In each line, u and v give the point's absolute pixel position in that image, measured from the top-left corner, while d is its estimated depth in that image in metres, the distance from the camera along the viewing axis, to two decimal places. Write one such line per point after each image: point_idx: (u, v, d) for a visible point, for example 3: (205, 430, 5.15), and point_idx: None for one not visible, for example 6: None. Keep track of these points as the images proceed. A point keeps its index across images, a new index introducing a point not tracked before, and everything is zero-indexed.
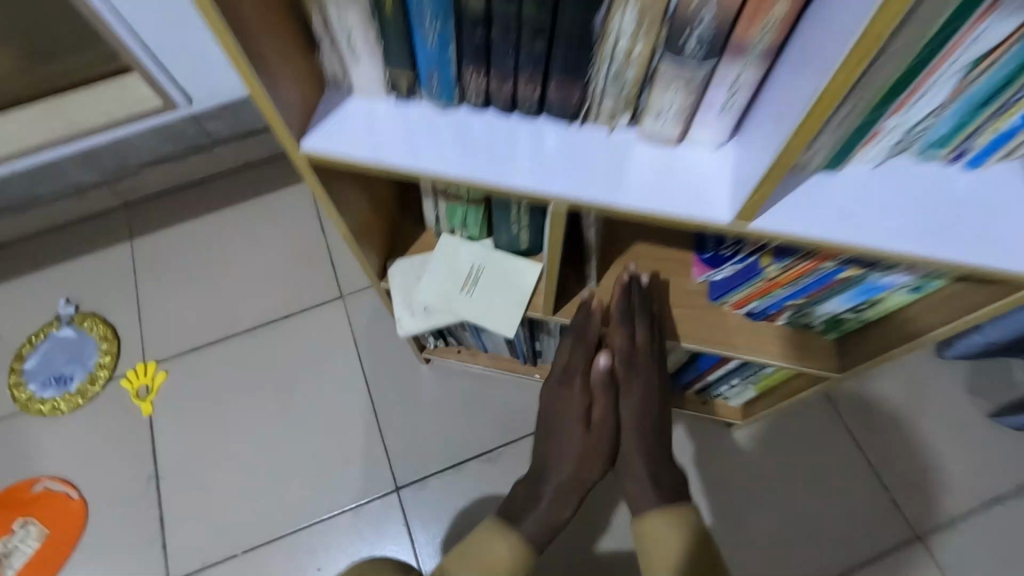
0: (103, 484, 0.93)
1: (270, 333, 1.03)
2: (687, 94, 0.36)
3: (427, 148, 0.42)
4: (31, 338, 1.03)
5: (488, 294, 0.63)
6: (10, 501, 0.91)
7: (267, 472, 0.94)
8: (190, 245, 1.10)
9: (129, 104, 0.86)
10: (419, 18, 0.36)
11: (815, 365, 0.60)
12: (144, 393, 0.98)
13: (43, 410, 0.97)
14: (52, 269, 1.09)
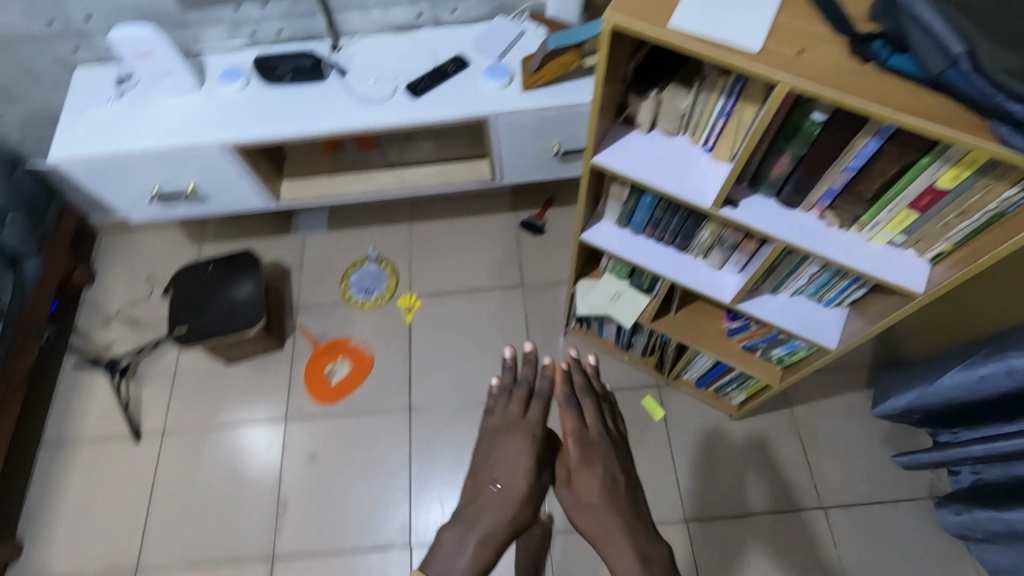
0: (381, 352, 1.70)
1: (478, 294, 1.78)
2: (721, 256, 1.06)
3: (626, 248, 1.13)
4: (352, 264, 1.85)
5: (621, 305, 1.32)
6: (337, 346, 1.72)
7: (465, 368, 1.68)
8: (442, 234, 1.88)
9: (475, 176, 1.45)
10: (638, 212, 1.08)
11: (770, 377, 1.26)
12: (408, 310, 1.76)
13: (356, 304, 1.78)
14: (366, 228, 1.91)
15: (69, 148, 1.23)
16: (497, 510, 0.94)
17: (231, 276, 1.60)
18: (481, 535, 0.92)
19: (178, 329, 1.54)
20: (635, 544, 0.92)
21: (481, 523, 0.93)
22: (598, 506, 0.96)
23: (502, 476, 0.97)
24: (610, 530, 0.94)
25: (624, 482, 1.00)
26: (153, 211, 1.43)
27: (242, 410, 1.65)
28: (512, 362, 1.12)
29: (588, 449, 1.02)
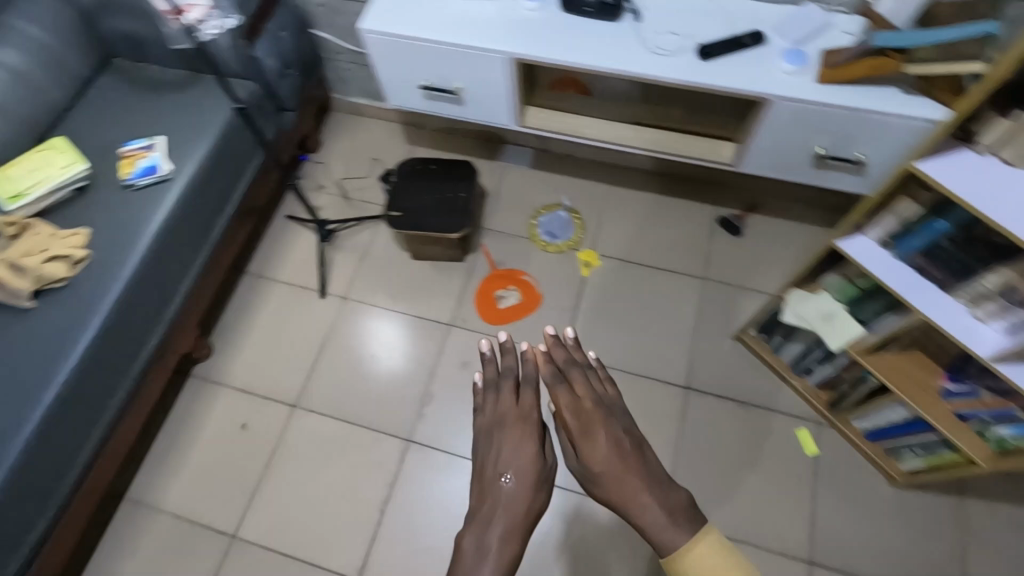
0: (551, 295, 1.75)
1: (658, 272, 1.77)
2: (997, 309, 0.97)
3: (883, 269, 1.07)
4: (545, 207, 1.90)
5: (837, 325, 1.26)
6: (512, 275, 1.79)
7: (627, 336, 1.67)
8: (638, 204, 1.88)
9: (715, 155, 1.42)
10: (918, 235, 1.02)
11: (976, 455, 1.16)
12: (586, 265, 1.79)
13: (540, 244, 1.83)
14: (566, 176, 1.95)
15: (381, 24, 1.35)
16: (509, 506, 0.91)
17: (447, 180, 1.68)
18: (503, 527, 0.90)
19: (391, 213, 1.64)
20: (653, 505, 0.89)
21: (498, 521, 0.90)
22: (614, 480, 0.91)
23: (507, 470, 0.93)
24: (629, 497, 0.90)
25: (631, 444, 0.95)
26: (413, 101, 1.53)
27: (414, 304, 1.77)
28: (491, 359, 1.08)
29: (588, 417, 0.96)
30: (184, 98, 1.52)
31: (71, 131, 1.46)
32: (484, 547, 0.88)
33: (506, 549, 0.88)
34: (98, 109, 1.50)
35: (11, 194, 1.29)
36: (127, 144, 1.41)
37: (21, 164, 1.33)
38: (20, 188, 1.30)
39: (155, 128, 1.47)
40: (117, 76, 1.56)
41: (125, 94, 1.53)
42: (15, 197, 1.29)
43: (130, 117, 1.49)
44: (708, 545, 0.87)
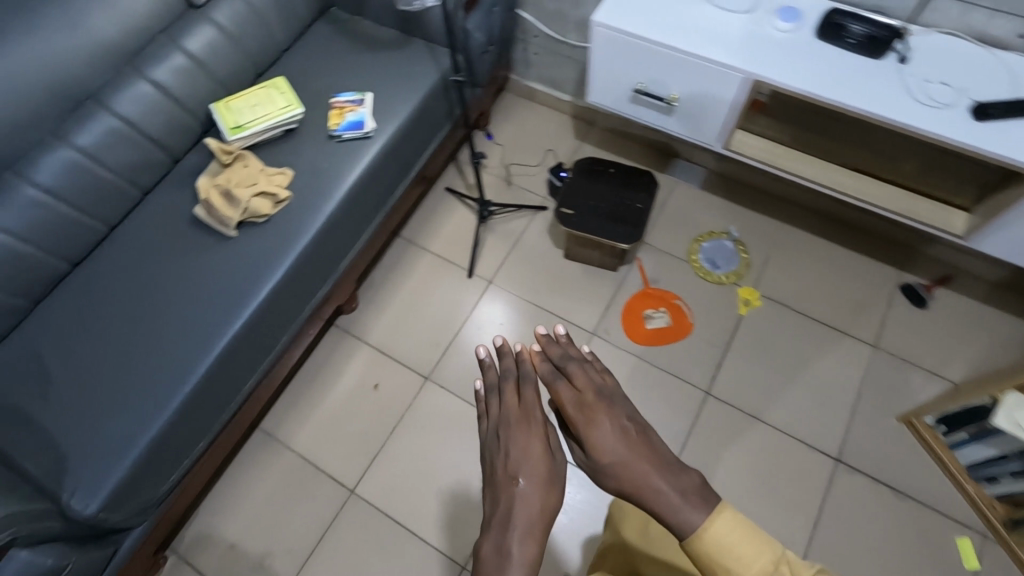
0: (703, 326, 1.66)
1: (822, 327, 1.64)
2: None
3: None
4: (710, 231, 1.80)
5: None
6: (664, 296, 1.71)
7: (777, 388, 1.57)
8: (812, 249, 1.75)
9: (945, 224, 1.29)
10: None
11: None
12: (746, 303, 1.69)
13: (698, 270, 1.74)
14: (738, 204, 1.84)
15: (619, 20, 1.29)
16: (523, 506, 0.73)
17: (625, 186, 1.62)
18: (518, 532, 0.71)
19: (562, 210, 1.59)
20: (667, 487, 0.70)
21: (510, 522, 0.72)
22: (625, 464, 0.73)
23: (516, 466, 0.77)
24: (636, 479, 0.72)
25: (637, 429, 0.77)
26: (620, 102, 1.47)
27: (558, 304, 1.73)
28: (489, 364, 0.95)
29: (586, 405, 0.81)
30: (391, 58, 1.54)
31: (286, 72, 1.51)
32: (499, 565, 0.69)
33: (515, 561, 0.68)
34: (311, 55, 1.54)
35: (232, 126, 1.35)
36: (337, 95, 1.44)
37: (245, 99, 1.38)
38: (242, 121, 1.35)
39: (362, 84, 1.49)
40: (331, 26, 1.60)
41: (337, 44, 1.57)
42: (237, 129, 1.34)
43: (340, 68, 1.52)
44: (731, 529, 0.65)
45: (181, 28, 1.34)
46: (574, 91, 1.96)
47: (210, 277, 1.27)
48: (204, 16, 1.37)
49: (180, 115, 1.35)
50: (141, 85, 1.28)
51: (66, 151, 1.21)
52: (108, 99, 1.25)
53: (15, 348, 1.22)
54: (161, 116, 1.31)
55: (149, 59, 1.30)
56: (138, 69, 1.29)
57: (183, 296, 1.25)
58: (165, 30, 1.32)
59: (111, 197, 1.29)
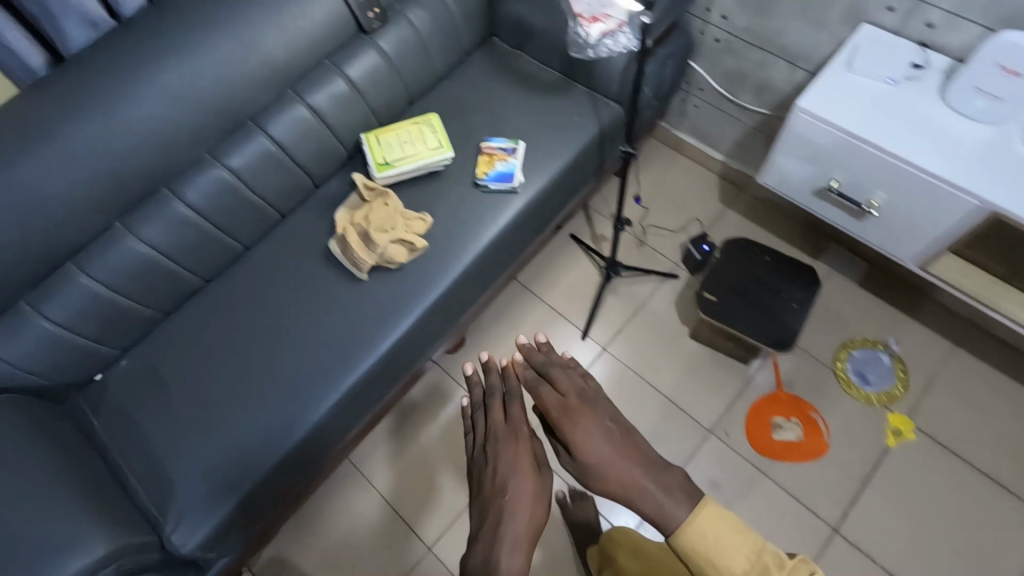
0: (839, 449, 1.47)
1: (987, 483, 1.40)
2: None
3: None
4: (864, 339, 1.58)
5: None
6: (798, 405, 1.52)
7: (921, 546, 1.36)
8: (986, 385, 1.50)
9: None
10: None
11: None
12: (895, 432, 1.47)
13: (842, 383, 1.53)
14: (900, 313, 1.61)
15: (827, 106, 1.13)
16: (512, 517, 0.78)
17: (781, 280, 1.43)
18: (507, 542, 0.76)
19: (704, 294, 1.43)
20: (644, 485, 0.75)
21: (500, 534, 0.76)
22: (610, 467, 0.77)
23: (507, 480, 0.82)
24: (617, 483, 0.76)
25: (617, 429, 0.81)
26: (800, 191, 1.30)
27: (675, 389, 1.58)
28: (477, 380, 1.02)
29: (568, 405, 0.84)
30: (549, 105, 1.43)
31: (440, 105, 1.43)
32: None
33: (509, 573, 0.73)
34: (467, 88, 1.46)
35: (380, 162, 1.28)
36: (489, 140, 1.35)
37: (396, 134, 1.31)
38: (391, 159, 1.28)
39: (516, 130, 1.39)
40: (491, 58, 1.51)
41: (495, 80, 1.47)
42: (384, 166, 1.27)
43: (494, 108, 1.42)
44: (715, 528, 0.72)
45: (346, 52, 1.29)
46: (730, 152, 1.77)
47: (334, 320, 1.22)
48: (370, 41, 1.30)
49: (330, 142, 1.30)
50: (298, 109, 1.24)
51: (217, 171, 1.19)
52: (265, 121, 1.21)
53: (142, 359, 1.22)
54: (313, 142, 1.27)
55: (310, 83, 1.25)
56: (298, 92, 1.25)
57: (305, 334, 1.21)
58: (330, 54, 1.26)
59: (251, 219, 1.26)
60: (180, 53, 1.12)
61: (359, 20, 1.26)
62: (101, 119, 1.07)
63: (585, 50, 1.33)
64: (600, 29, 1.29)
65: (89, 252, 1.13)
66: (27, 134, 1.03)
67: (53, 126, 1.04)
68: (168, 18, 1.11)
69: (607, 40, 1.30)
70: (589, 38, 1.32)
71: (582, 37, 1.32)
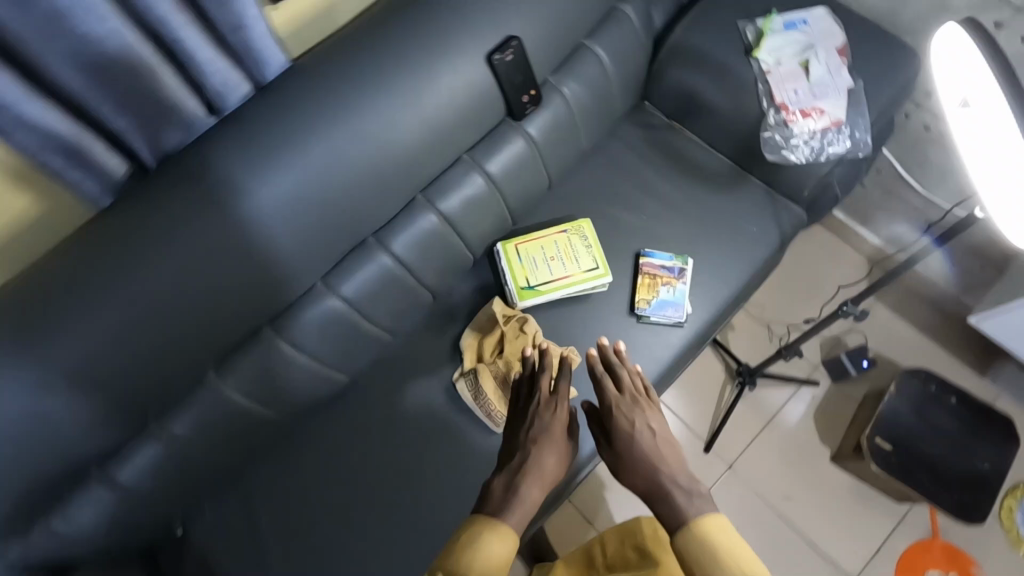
0: None
1: None
2: None
3: None
4: None
5: None
6: (956, 559, 1.33)
7: None
8: None
9: None
10: None
11: None
12: None
13: (1013, 535, 1.33)
14: None
15: None
16: (536, 476, 0.80)
17: (966, 432, 1.22)
18: (528, 480, 0.79)
19: (875, 440, 1.22)
20: (670, 475, 0.80)
21: (523, 478, 0.79)
22: (646, 463, 0.82)
23: (539, 442, 0.84)
24: (647, 469, 0.81)
25: (659, 427, 0.87)
26: (1016, 346, 1.12)
27: (814, 524, 1.39)
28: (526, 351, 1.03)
29: (626, 405, 0.88)
30: (719, 204, 1.15)
31: (584, 194, 1.16)
32: (490, 534, 0.71)
33: (523, 492, 0.77)
34: (617, 171, 1.18)
35: (522, 286, 1.05)
36: (649, 254, 1.10)
37: (540, 247, 1.07)
38: (536, 283, 1.04)
39: (678, 237, 1.13)
40: (642, 131, 1.22)
41: (649, 163, 1.19)
42: (527, 291, 1.04)
43: (651, 204, 1.15)
44: (723, 540, 0.70)
45: (488, 140, 1.00)
46: (891, 238, 1.50)
47: (464, 481, 1.01)
48: (518, 126, 1.02)
49: (459, 252, 1.04)
50: (428, 219, 0.97)
51: (328, 304, 0.94)
52: (388, 237, 0.96)
53: (233, 509, 1.02)
54: (439, 256, 1.02)
55: (445, 184, 0.98)
56: (429, 196, 0.98)
57: (429, 496, 1.01)
58: (471, 146, 0.98)
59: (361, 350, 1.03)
60: (291, 160, 0.81)
61: (511, 105, 0.97)
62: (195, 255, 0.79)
63: (782, 151, 1.05)
64: (804, 126, 1.03)
65: (179, 404, 0.91)
66: (101, 281, 0.76)
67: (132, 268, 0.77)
68: (281, 110, 0.81)
69: (811, 141, 1.04)
70: (790, 136, 1.04)
71: (783, 132, 1.04)
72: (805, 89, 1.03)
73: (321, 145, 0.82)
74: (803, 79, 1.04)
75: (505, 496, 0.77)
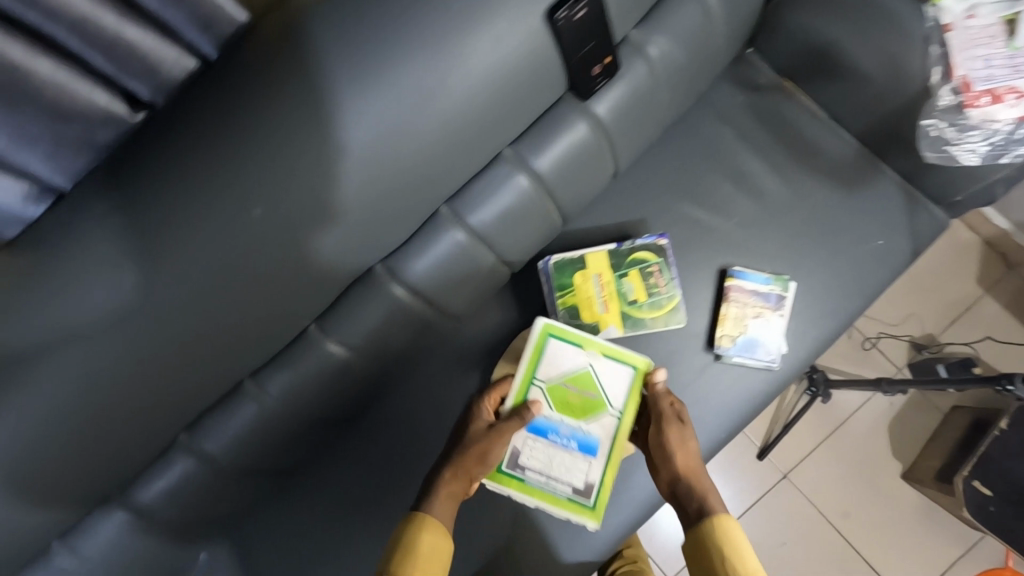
0: None
1: None
2: None
3: None
4: None
5: None
6: None
7: None
8: None
9: None
10: None
11: None
12: None
13: None
14: None
15: None
16: (449, 491, 0.69)
17: None
18: (440, 492, 0.69)
19: (971, 483, 1.05)
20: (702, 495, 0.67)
21: (436, 495, 0.68)
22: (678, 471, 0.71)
23: (440, 466, 0.72)
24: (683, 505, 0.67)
25: (689, 437, 0.72)
26: None
27: (869, 543, 1.25)
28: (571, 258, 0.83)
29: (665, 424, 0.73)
30: (838, 207, 0.88)
31: (659, 184, 0.88)
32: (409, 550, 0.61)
33: (443, 499, 0.68)
34: (706, 148, 0.89)
35: (507, 471, 0.77)
36: (740, 274, 0.85)
37: (599, 284, 0.81)
38: (521, 452, 0.77)
39: (780, 250, 0.87)
40: (742, 95, 0.91)
41: (750, 143, 0.89)
42: (520, 482, 0.77)
43: (748, 197, 0.88)
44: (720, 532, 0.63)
45: (537, 124, 0.71)
46: None
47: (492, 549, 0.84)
48: (580, 104, 0.72)
49: (492, 269, 0.79)
50: (455, 237, 0.72)
51: (321, 353, 0.73)
52: (402, 266, 0.71)
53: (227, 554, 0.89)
54: (467, 282, 0.77)
55: (477, 192, 0.71)
56: (454, 206, 0.72)
57: None
58: (514, 137, 0.70)
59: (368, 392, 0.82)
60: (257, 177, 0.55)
61: (573, 78, 0.68)
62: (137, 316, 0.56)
63: (946, 148, 0.77)
64: (990, 116, 0.72)
65: (152, 467, 0.74)
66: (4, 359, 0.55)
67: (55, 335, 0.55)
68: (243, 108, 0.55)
69: (994, 137, 0.73)
70: (966, 127, 0.74)
71: (956, 123, 0.74)
72: (1004, 57, 0.70)
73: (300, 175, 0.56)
74: (1002, 41, 0.70)
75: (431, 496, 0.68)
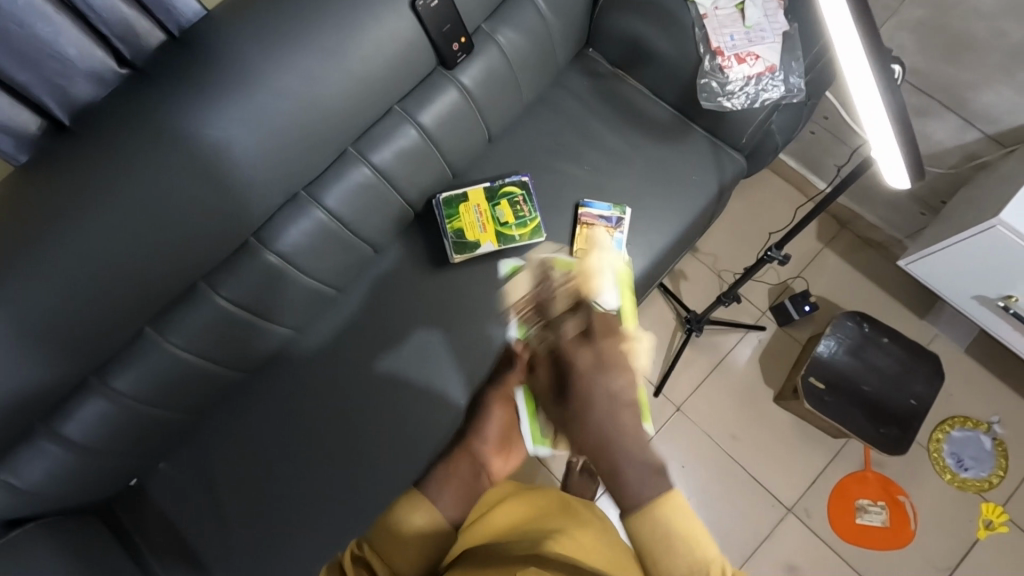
0: (926, 535, 1.38)
1: None
2: None
3: None
4: (965, 418, 1.44)
5: None
6: (885, 487, 1.41)
7: None
8: None
9: None
10: None
11: None
12: (987, 523, 1.37)
13: (938, 468, 1.42)
14: (1009, 389, 1.46)
15: (930, 274, 1.14)
16: (458, 470, 0.76)
17: (900, 371, 1.27)
18: (455, 471, 0.75)
19: (809, 380, 1.27)
20: (595, 439, 0.57)
21: (449, 474, 0.74)
22: (594, 445, 0.57)
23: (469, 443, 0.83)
24: (600, 441, 0.56)
25: (621, 382, 0.59)
26: (956, 286, 1.12)
27: (753, 459, 1.46)
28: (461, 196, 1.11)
29: (579, 346, 0.62)
30: (662, 156, 1.16)
31: (525, 144, 1.16)
32: (409, 512, 0.66)
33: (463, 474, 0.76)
34: (559, 119, 1.18)
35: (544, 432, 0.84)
36: (588, 204, 1.11)
37: (478, 212, 1.09)
38: None
39: (616, 187, 1.14)
40: (582, 81, 1.21)
41: (590, 113, 1.19)
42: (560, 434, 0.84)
43: (592, 152, 1.16)
44: (663, 517, 0.54)
45: (419, 90, 1.00)
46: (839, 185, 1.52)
47: (438, 436, 1.06)
48: (450, 75, 1.01)
49: (396, 204, 1.05)
50: (360, 171, 0.98)
51: (263, 260, 0.96)
52: (320, 192, 0.97)
53: (185, 461, 1.06)
54: (374, 210, 1.02)
55: (376, 138, 0.98)
56: (360, 149, 0.99)
57: (378, 445, 1.05)
58: (402, 98, 0.98)
59: (302, 303, 1.04)
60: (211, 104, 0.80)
61: (442, 55, 0.97)
62: (128, 211, 0.80)
63: (718, 98, 1.08)
64: (739, 73, 1.03)
65: (120, 360, 0.92)
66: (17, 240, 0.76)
67: (67, 224, 0.78)
68: (200, 65, 0.81)
69: (746, 87, 1.05)
70: (726, 83, 1.05)
71: (719, 80, 1.05)
72: (741, 33, 1.01)
73: (241, 110, 0.82)
74: (739, 23, 1.02)
75: (457, 473, 0.75)
